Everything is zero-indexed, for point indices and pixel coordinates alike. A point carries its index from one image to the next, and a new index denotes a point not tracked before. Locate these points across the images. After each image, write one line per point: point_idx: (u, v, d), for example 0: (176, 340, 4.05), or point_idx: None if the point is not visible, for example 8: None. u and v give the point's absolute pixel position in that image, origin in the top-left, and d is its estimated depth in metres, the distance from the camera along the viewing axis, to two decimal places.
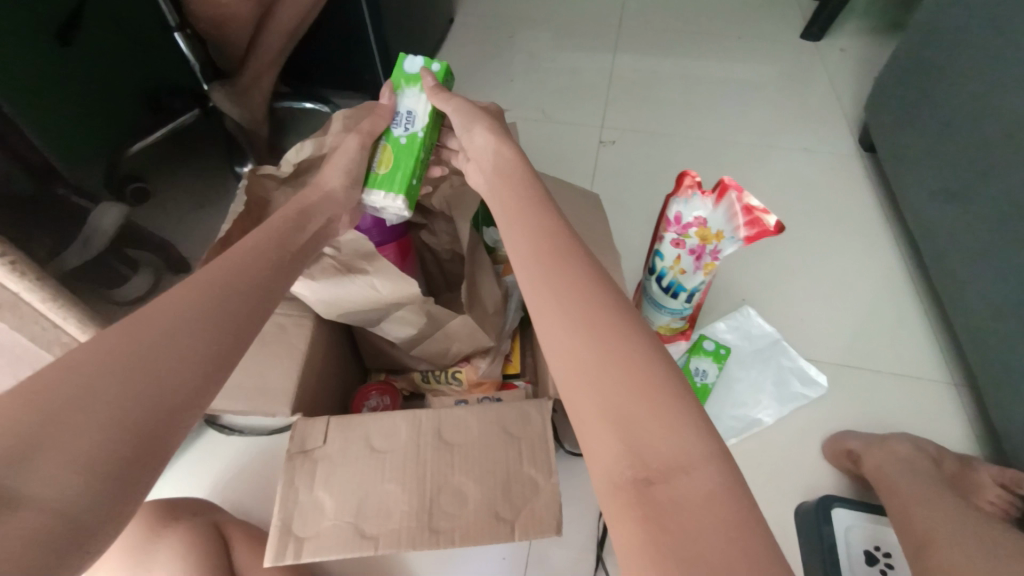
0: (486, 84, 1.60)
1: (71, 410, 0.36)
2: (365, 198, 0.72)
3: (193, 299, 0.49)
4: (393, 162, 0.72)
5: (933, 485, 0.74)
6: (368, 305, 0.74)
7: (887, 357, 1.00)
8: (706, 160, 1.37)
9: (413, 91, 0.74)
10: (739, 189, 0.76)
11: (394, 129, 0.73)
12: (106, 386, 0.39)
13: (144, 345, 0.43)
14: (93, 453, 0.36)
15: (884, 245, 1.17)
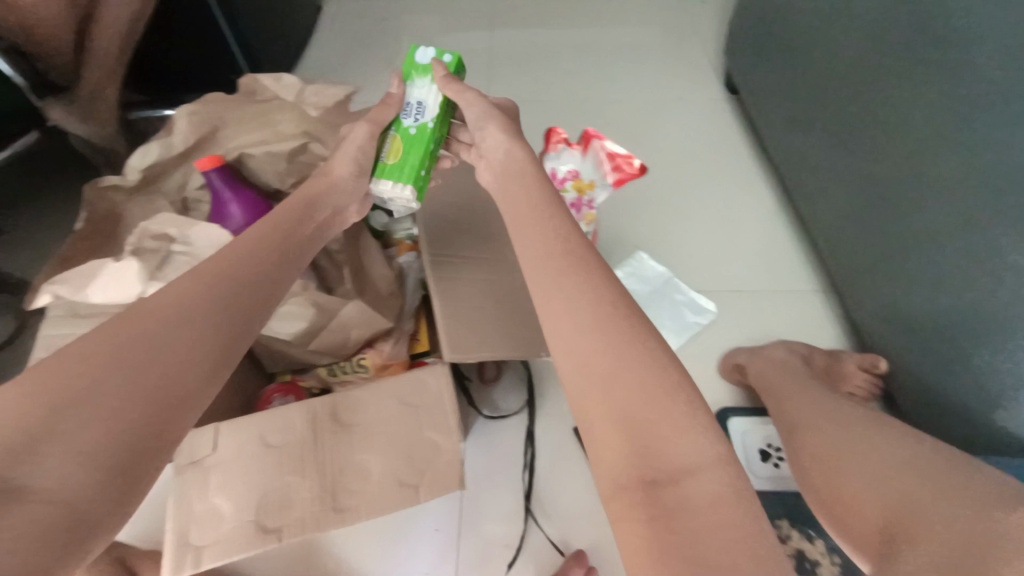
0: (365, 70, 1.56)
1: (77, 409, 0.40)
2: (372, 186, 0.72)
3: (193, 298, 0.51)
4: (402, 152, 0.72)
5: (801, 374, 0.83)
6: None
7: (767, 273, 1.10)
8: (591, 120, 1.42)
9: (425, 83, 0.72)
10: (599, 137, 0.84)
11: (404, 119, 0.72)
12: (108, 385, 0.42)
13: (145, 345, 0.45)
14: (94, 453, 0.39)
15: (750, 175, 1.27)
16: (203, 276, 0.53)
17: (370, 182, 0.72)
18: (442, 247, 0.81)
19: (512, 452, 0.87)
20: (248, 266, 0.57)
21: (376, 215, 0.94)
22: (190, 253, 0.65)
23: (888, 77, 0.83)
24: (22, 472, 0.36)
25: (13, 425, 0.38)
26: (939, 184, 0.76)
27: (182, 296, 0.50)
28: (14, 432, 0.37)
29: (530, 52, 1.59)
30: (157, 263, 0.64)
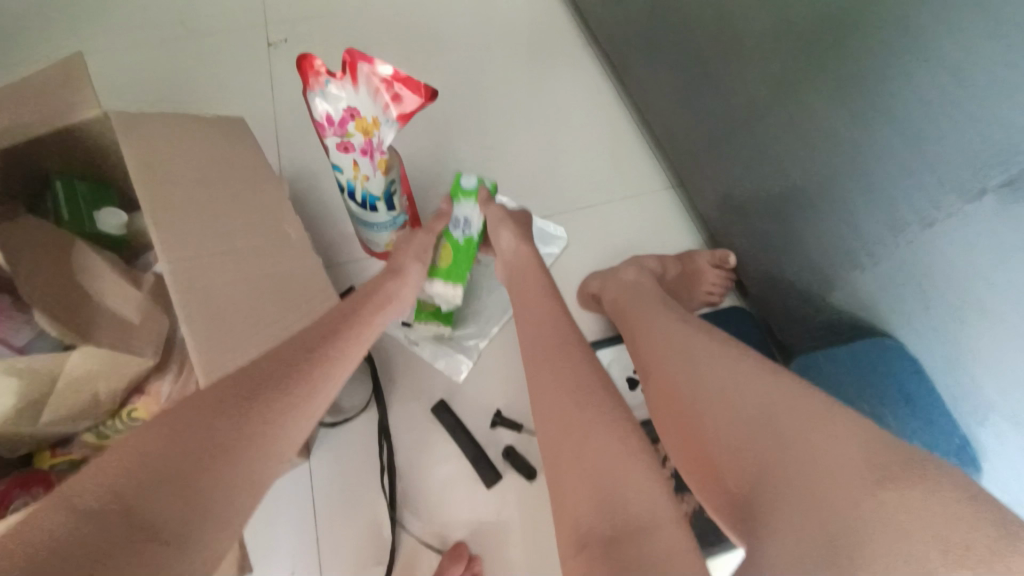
0: (90, 12, 1.18)
1: (196, 446, 0.41)
2: (427, 286, 0.75)
3: (298, 352, 0.51)
4: (454, 261, 0.73)
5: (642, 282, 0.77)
6: None
7: (611, 175, 1.02)
8: (395, 27, 1.18)
9: (472, 203, 0.72)
10: (368, 60, 0.64)
11: (451, 230, 0.73)
12: (219, 429, 0.42)
13: (255, 390, 0.46)
14: (205, 488, 0.40)
15: (583, 64, 1.14)
16: (306, 334, 0.53)
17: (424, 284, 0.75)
18: (178, 244, 0.59)
19: (365, 460, 0.76)
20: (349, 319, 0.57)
21: (105, 214, 0.70)
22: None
23: None
24: (142, 503, 0.37)
25: (139, 464, 0.39)
26: (749, 55, 0.67)
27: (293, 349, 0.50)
28: (142, 464, 0.39)
29: None
30: None
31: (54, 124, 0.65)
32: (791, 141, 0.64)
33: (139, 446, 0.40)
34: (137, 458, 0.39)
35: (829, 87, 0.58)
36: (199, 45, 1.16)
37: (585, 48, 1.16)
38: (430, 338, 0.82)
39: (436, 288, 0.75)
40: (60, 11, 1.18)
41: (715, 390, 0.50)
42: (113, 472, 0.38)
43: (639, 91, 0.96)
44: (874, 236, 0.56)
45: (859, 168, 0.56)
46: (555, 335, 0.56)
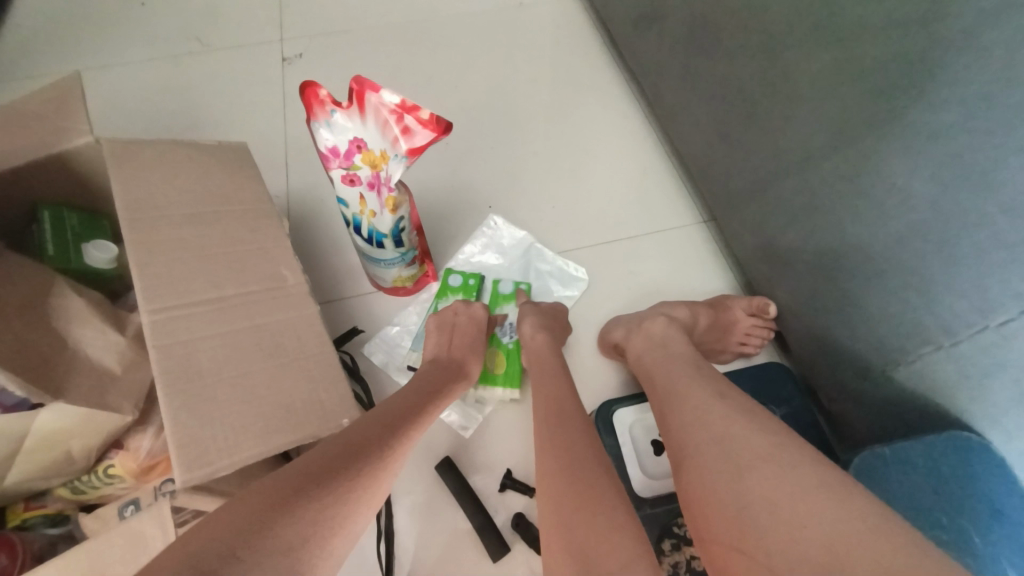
0: (107, 24, 1.16)
1: (304, 504, 0.39)
2: (483, 392, 0.76)
3: (382, 423, 0.51)
4: (508, 362, 0.78)
5: (672, 335, 0.69)
6: None
7: (638, 207, 0.95)
8: (414, 45, 1.13)
9: (512, 306, 0.83)
10: (376, 88, 0.58)
11: (498, 334, 0.80)
12: (322, 488, 0.41)
13: (353, 454, 0.45)
14: (308, 550, 0.37)
15: (609, 86, 1.07)
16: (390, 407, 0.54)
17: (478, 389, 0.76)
18: (166, 293, 0.55)
19: None
20: (422, 397, 0.59)
21: (93, 249, 0.65)
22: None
23: None
24: (255, 560, 0.35)
25: (255, 516, 0.37)
26: (802, 92, 0.60)
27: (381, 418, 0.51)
28: (255, 516, 0.37)
29: None
30: None
31: (38, 151, 0.60)
32: (851, 192, 0.56)
33: (249, 500, 0.38)
34: (249, 511, 0.37)
35: (903, 135, 0.50)
36: (213, 59, 1.12)
37: (611, 69, 1.09)
38: (455, 400, 0.75)
39: (488, 393, 0.77)
40: (74, 22, 1.16)
41: (769, 501, 0.42)
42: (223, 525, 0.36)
43: (671, 119, 0.89)
44: (957, 311, 0.48)
45: (941, 232, 0.49)
46: (574, 425, 0.52)
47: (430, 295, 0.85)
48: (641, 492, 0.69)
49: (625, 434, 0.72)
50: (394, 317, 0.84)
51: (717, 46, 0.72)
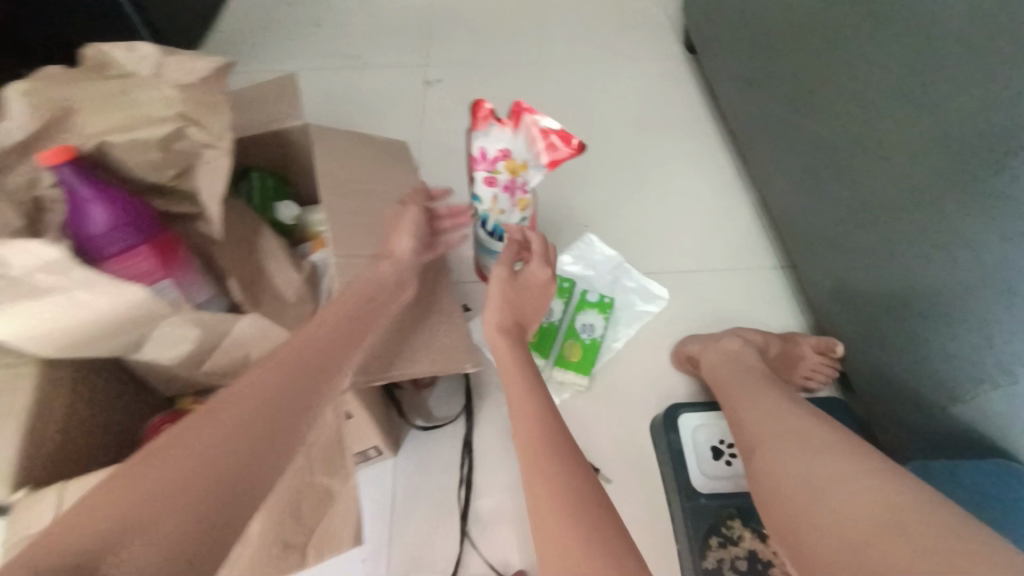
0: (288, 40, 1.43)
1: (166, 493, 0.40)
2: (558, 374, 0.85)
3: (260, 395, 0.49)
4: (584, 355, 0.86)
5: (744, 354, 0.77)
6: (101, 341, 0.58)
7: (719, 243, 1.05)
8: (539, 86, 1.33)
9: (596, 313, 0.90)
10: (531, 111, 0.73)
11: (579, 332, 0.88)
12: (179, 486, 0.40)
13: (226, 432, 0.45)
14: (186, 524, 0.39)
15: (704, 137, 1.21)
16: (283, 365, 0.53)
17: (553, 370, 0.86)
18: (345, 244, 0.70)
19: (446, 470, 0.80)
20: (332, 346, 0.57)
21: (283, 206, 0.83)
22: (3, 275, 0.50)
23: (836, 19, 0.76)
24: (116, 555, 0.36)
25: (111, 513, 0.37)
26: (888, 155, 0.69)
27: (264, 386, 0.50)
28: (111, 516, 0.37)
29: (467, 12, 1.50)
30: None
31: (269, 126, 0.79)
32: (923, 244, 0.64)
33: (110, 496, 0.39)
34: (111, 508, 0.38)
35: (969, 192, 0.58)
36: (368, 75, 1.35)
37: (707, 124, 1.24)
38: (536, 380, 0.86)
39: (566, 379, 0.85)
40: (265, 35, 1.44)
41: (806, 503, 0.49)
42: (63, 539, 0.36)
43: (760, 169, 1.01)
44: (1015, 349, 0.55)
45: (1000, 279, 0.56)
46: None
47: None
48: (698, 488, 0.76)
49: (690, 435, 0.80)
50: None
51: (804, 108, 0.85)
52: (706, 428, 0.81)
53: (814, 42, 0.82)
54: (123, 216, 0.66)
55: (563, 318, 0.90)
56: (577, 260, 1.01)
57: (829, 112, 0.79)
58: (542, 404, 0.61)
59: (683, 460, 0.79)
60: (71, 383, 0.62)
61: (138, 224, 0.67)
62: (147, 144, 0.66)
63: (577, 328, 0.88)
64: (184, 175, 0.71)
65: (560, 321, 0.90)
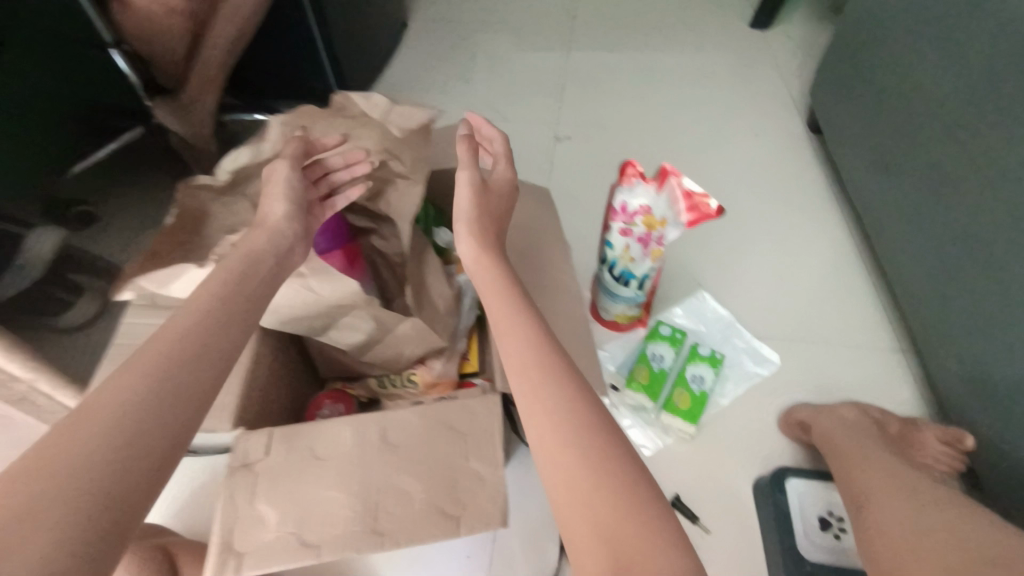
0: (441, 92, 1.66)
1: (53, 478, 0.36)
2: (665, 419, 0.88)
3: (133, 396, 0.43)
4: (692, 404, 0.88)
5: (868, 441, 0.79)
6: (313, 314, 0.73)
7: (836, 316, 1.06)
8: (660, 154, 1.45)
9: (708, 366, 0.92)
10: (676, 174, 0.81)
11: (691, 383, 0.90)
12: (43, 501, 0.35)
13: (114, 410, 0.42)
14: (87, 503, 0.36)
15: (825, 214, 1.26)
16: (174, 339, 0.49)
17: (661, 415, 0.89)
18: None
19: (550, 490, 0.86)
20: (232, 310, 0.55)
21: (440, 232, 0.97)
22: None
23: (994, 117, 0.81)
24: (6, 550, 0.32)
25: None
26: None
27: (151, 360, 0.46)
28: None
29: (599, 83, 1.69)
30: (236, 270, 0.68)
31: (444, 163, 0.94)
32: None
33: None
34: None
35: None
36: (506, 126, 1.53)
37: (828, 202, 1.28)
38: (642, 420, 0.90)
39: (669, 423, 0.88)
40: (423, 86, 1.68)
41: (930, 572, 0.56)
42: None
43: (891, 249, 1.04)
44: None
45: None
46: None
47: (639, 337, 1.01)
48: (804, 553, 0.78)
49: (798, 500, 0.82)
50: (605, 343, 1.01)
51: (947, 199, 0.89)
52: (813, 494, 0.83)
53: (961, 135, 0.86)
54: (330, 226, 0.81)
55: (673, 367, 0.94)
56: (688, 314, 1.05)
57: (980, 203, 0.82)
58: (536, 330, 0.58)
59: (786, 522, 0.81)
60: (271, 352, 0.74)
61: (336, 231, 0.82)
62: (359, 169, 0.82)
63: (688, 378, 0.91)
64: (376, 198, 0.86)
65: (669, 368, 0.94)
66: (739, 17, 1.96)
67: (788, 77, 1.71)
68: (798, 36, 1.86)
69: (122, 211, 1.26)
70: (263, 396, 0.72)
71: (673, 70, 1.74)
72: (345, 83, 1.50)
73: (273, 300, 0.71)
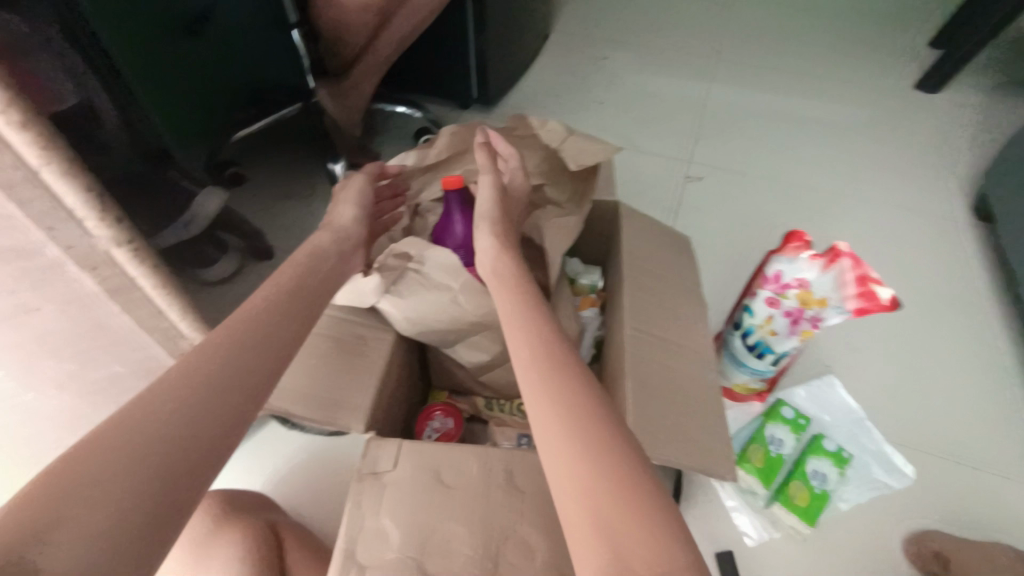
0: (575, 108, 1.65)
1: (109, 463, 0.39)
2: (778, 512, 0.81)
3: (206, 376, 0.48)
4: (811, 503, 0.80)
5: None
6: (451, 328, 0.73)
7: (987, 437, 0.94)
8: (798, 213, 1.36)
9: (832, 464, 0.83)
10: (851, 256, 0.74)
11: (812, 480, 0.82)
12: (92, 486, 0.38)
13: (174, 395, 0.45)
14: (129, 494, 0.39)
15: (984, 316, 1.12)
16: (240, 332, 0.52)
17: (774, 507, 0.81)
18: (639, 319, 0.76)
19: None
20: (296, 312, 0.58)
21: (570, 262, 0.95)
22: (421, 273, 0.71)
23: None
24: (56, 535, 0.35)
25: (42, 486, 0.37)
26: None
27: (213, 351, 0.50)
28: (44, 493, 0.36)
29: (739, 124, 1.61)
30: (393, 276, 0.70)
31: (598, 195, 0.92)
32: None
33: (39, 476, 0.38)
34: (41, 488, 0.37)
35: None
36: (637, 154, 1.49)
37: (989, 304, 1.15)
38: (751, 509, 0.82)
39: (781, 517, 0.81)
40: (557, 99, 1.67)
41: None
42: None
43: None
44: None
45: None
46: None
47: (757, 411, 0.93)
48: None
49: None
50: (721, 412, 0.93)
51: None
52: None
53: None
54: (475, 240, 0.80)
55: (791, 456, 0.85)
56: (813, 397, 0.95)
57: None
58: (552, 334, 0.61)
59: None
60: (400, 358, 0.76)
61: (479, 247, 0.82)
62: None
63: (808, 473, 0.82)
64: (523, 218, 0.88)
65: (787, 456, 0.85)
66: (905, 74, 1.80)
67: (955, 150, 1.55)
68: (973, 106, 1.68)
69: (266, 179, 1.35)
70: (387, 399, 0.73)
71: (821, 123, 1.62)
72: (485, 87, 1.52)
73: (417, 309, 0.70)
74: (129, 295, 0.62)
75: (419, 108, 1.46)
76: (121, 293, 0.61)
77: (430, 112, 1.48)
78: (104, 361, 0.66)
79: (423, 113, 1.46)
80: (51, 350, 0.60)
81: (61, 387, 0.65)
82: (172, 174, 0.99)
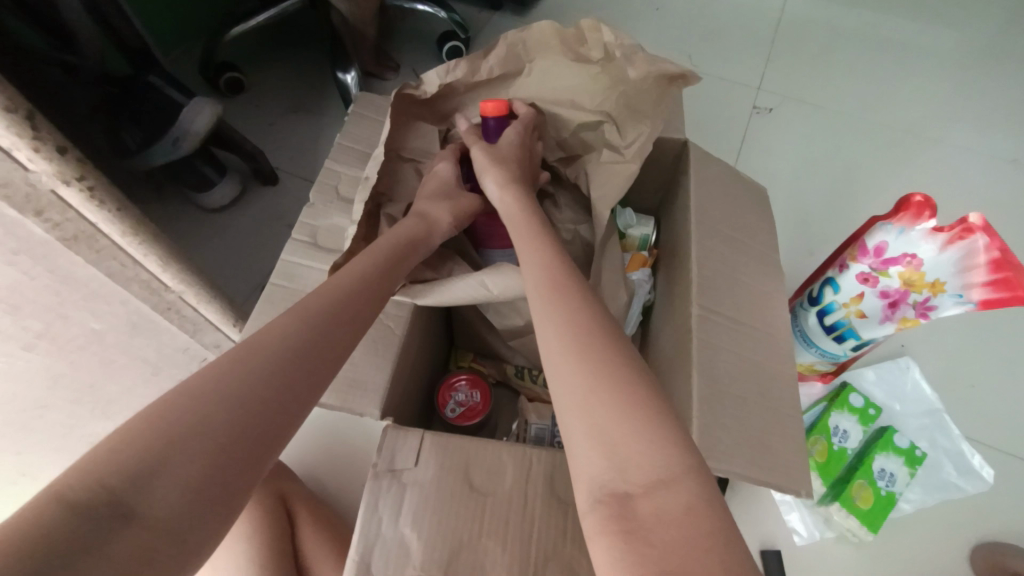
0: (625, 14, 1.39)
1: (216, 415, 0.34)
2: (836, 513, 0.73)
3: (310, 324, 0.42)
4: (876, 506, 0.72)
5: None
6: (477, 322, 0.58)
7: None
8: (879, 160, 1.17)
9: (903, 463, 0.74)
10: (989, 233, 0.58)
11: (879, 481, 0.73)
12: (192, 438, 0.33)
13: (276, 346, 0.40)
14: (226, 451, 0.34)
15: None
16: (342, 284, 0.47)
17: (832, 508, 0.73)
18: (709, 297, 0.63)
19: None
20: (389, 266, 0.52)
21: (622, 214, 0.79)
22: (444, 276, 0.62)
23: None
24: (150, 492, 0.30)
25: (143, 433, 0.32)
26: None
27: (319, 300, 0.45)
28: (146, 440, 0.32)
29: (819, 42, 1.36)
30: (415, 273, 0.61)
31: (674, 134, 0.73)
32: None
33: (141, 417, 0.33)
34: (144, 434, 0.32)
35: None
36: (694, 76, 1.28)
37: None
38: (805, 505, 0.74)
39: (840, 519, 0.73)
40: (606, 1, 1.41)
41: None
42: (71, 480, 0.29)
43: None
44: None
45: None
46: None
47: (819, 393, 0.82)
48: None
49: None
50: None
51: None
52: None
53: None
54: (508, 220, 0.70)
55: (857, 451, 0.75)
56: (884, 381, 0.85)
57: None
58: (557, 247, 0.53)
59: None
60: (421, 325, 0.65)
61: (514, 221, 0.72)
62: (566, 125, 0.69)
63: (875, 472, 0.73)
64: (570, 159, 0.73)
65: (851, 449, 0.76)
66: None
67: None
68: None
69: (267, 87, 1.17)
70: (407, 371, 0.64)
71: (921, 48, 1.36)
72: None
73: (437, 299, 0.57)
74: (94, 243, 0.50)
75: (444, 7, 1.22)
76: (76, 239, 0.49)
77: (456, 13, 1.25)
78: (76, 318, 0.56)
79: (449, 14, 1.23)
80: (5, 311, 0.50)
81: (26, 348, 0.55)
82: (152, 80, 0.85)
